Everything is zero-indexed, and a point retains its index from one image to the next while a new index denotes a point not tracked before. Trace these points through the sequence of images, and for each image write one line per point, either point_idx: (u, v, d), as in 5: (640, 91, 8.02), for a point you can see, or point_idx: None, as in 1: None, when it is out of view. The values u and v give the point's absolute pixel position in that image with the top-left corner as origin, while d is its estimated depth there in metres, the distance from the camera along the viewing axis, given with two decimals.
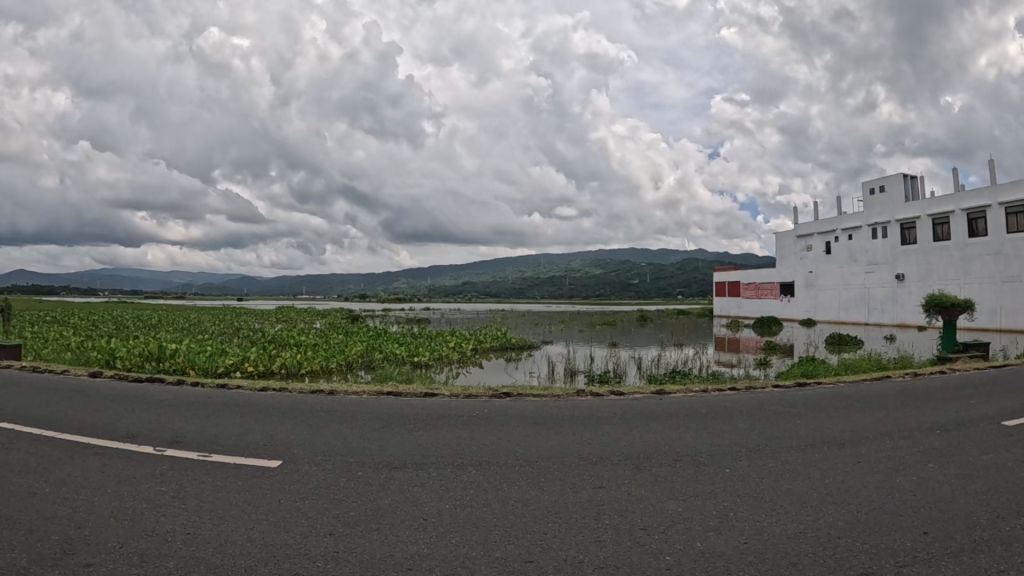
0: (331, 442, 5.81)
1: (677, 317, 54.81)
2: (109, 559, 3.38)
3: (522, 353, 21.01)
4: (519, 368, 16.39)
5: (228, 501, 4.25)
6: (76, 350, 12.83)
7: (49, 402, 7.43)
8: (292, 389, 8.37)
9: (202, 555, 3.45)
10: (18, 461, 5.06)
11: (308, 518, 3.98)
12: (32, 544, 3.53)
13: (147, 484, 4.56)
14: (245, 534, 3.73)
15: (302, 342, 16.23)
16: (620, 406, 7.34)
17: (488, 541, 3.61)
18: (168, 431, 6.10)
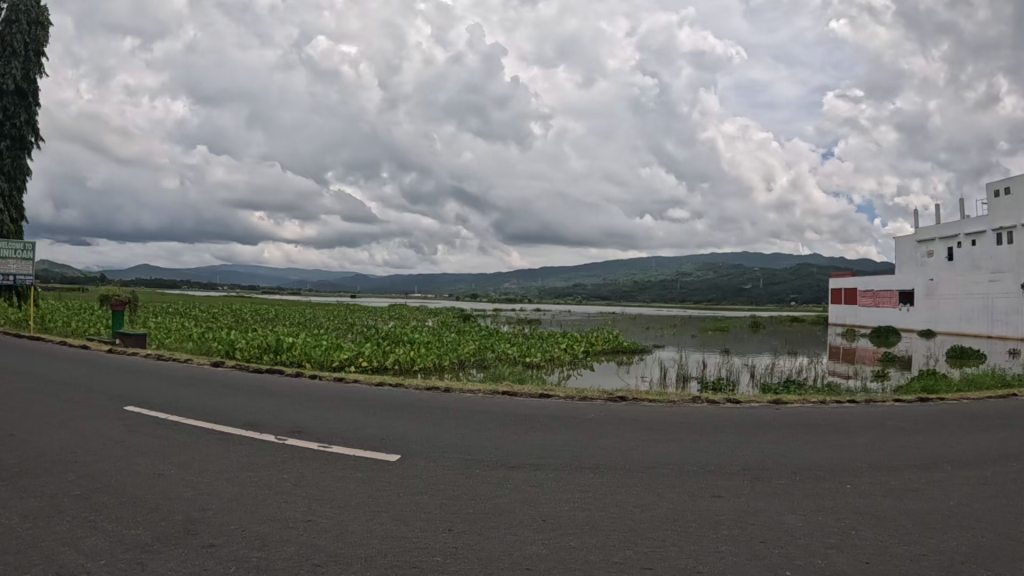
0: (449, 439, 5.93)
1: (791, 325, 52.19)
2: (231, 541, 3.56)
3: (633, 358, 20.58)
4: (630, 373, 16.00)
5: (348, 493, 4.38)
6: (196, 340, 13.62)
7: (176, 389, 7.93)
8: (408, 385, 8.59)
9: (322, 543, 3.58)
10: (150, 442, 5.43)
11: (427, 513, 4.07)
12: (159, 522, 3.78)
13: (270, 470, 4.79)
14: (364, 525, 3.84)
15: (416, 339, 16.64)
16: (735, 415, 7.07)
17: (605, 546, 3.58)
18: (289, 422, 6.38)
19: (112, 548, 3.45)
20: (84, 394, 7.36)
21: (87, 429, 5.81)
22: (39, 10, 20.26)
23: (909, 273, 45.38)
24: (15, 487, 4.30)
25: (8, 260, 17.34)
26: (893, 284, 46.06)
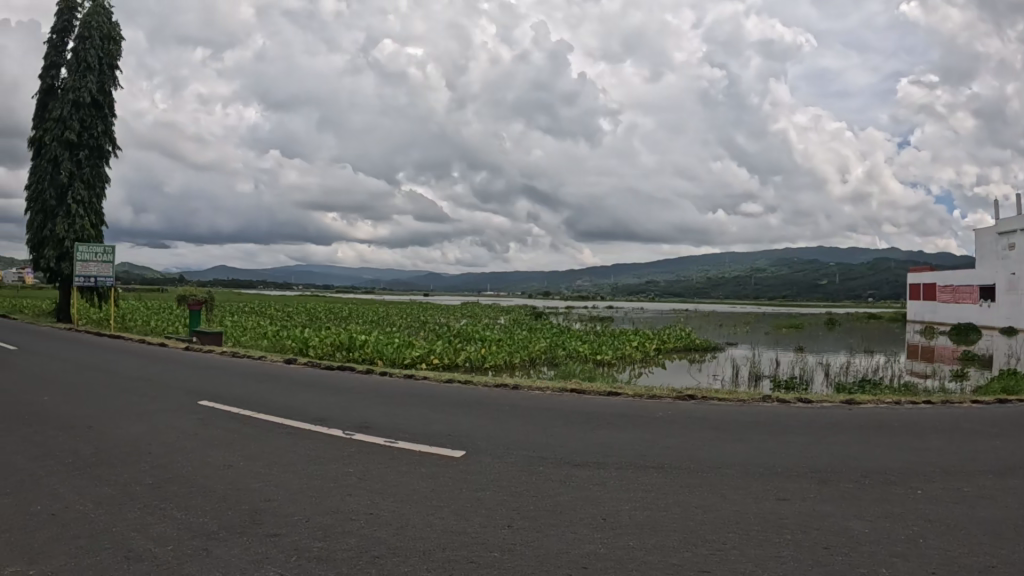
0: (514, 436, 5.96)
1: (873, 323, 49.69)
2: (293, 531, 3.68)
3: (706, 356, 20.13)
4: (703, 371, 15.68)
5: (411, 487, 4.46)
6: (271, 338, 14.04)
7: (249, 385, 8.22)
8: (478, 383, 8.66)
9: (382, 535, 3.65)
10: (223, 436, 5.65)
11: (488, 508, 4.10)
12: (226, 512, 3.94)
13: (335, 464, 4.92)
14: (425, 519, 3.90)
15: (488, 337, 16.75)
16: (806, 415, 6.85)
17: (664, 547, 3.53)
18: (357, 417, 6.53)
19: (179, 535, 3.61)
20: (164, 389, 7.71)
21: (165, 422, 6.10)
22: (111, 25, 21.16)
23: (991, 267, 42.75)
24: (94, 476, 4.56)
25: (89, 263, 18.29)
26: (975, 278, 43.58)
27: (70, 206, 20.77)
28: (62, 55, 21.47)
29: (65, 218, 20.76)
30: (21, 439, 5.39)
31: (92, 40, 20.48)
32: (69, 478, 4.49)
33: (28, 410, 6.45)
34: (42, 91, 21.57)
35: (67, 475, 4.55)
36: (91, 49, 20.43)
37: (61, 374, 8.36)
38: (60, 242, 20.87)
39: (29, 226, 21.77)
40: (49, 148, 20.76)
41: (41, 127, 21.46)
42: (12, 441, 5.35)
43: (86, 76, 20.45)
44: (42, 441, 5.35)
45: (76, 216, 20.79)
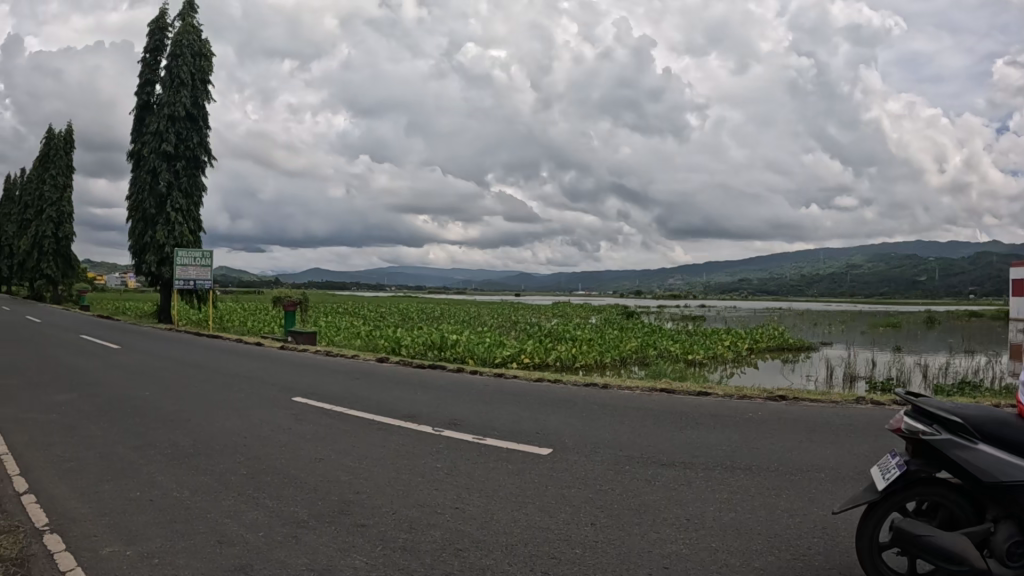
0: (601, 435, 5.92)
1: (971, 321, 46.55)
2: (380, 522, 3.80)
3: (800, 355, 19.41)
4: (796, 371, 15.14)
5: (497, 483, 4.52)
6: (365, 337, 14.45)
7: (344, 382, 8.51)
8: (568, 382, 8.67)
9: (466, 529, 3.72)
10: (317, 430, 5.87)
11: (572, 506, 4.10)
12: (316, 502, 4.10)
13: (423, 459, 5.03)
14: (510, 515, 3.94)
15: (579, 337, 16.69)
16: (901, 418, 6.50)
17: (746, 550, 3.43)
18: (448, 414, 6.67)
19: (270, 522, 3.80)
20: (261, 385, 8.08)
21: (260, 417, 6.40)
22: (201, 43, 22.56)
23: None
24: (191, 466, 4.84)
25: (187, 267, 19.40)
26: None
27: (169, 215, 21.95)
28: (156, 73, 22.93)
29: (164, 226, 21.94)
30: (127, 430, 5.78)
31: (184, 57, 21.88)
32: (167, 468, 4.79)
33: (136, 404, 6.91)
34: (138, 108, 23.01)
35: (167, 465, 4.86)
36: (184, 66, 21.84)
37: (165, 371, 8.88)
38: (160, 249, 22.03)
39: (131, 235, 22.90)
40: (147, 160, 22.00)
41: (138, 142, 22.88)
42: (119, 432, 5.75)
43: (179, 91, 21.79)
44: (146, 433, 5.73)
45: (175, 224, 21.98)
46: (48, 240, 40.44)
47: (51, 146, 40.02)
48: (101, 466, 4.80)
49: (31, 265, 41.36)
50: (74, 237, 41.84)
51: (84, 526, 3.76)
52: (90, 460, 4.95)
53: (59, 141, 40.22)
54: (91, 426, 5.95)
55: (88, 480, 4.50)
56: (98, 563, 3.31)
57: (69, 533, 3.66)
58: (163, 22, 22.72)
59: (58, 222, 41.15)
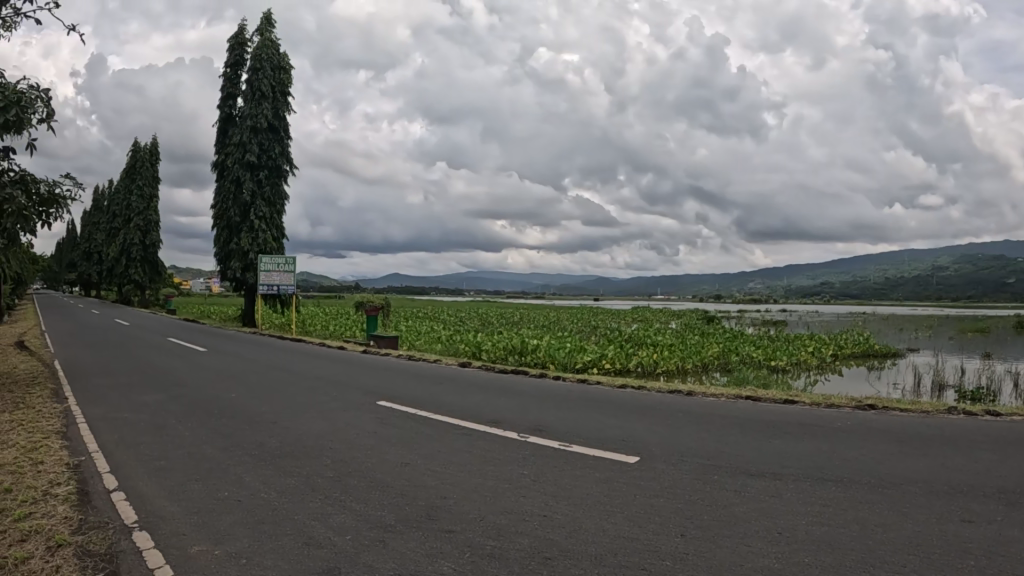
0: (687, 442, 5.82)
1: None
2: (468, 529, 3.83)
3: (886, 362, 18.59)
4: (883, 378, 14.48)
5: (583, 492, 4.48)
6: (446, 342, 14.63)
7: (427, 386, 8.66)
8: (651, 388, 8.56)
9: (555, 538, 3.71)
10: (402, 434, 6.01)
11: (657, 516, 4.02)
12: (406, 507, 4.18)
13: (510, 466, 5.06)
14: (598, 524, 3.90)
15: (660, 342, 16.42)
16: (1000, 429, 6.13)
17: (839, 566, 3.30)
18: (531, 420, 6.69)
19: (357, 526, 3.89)
20: (344, 389, 8.29)
21: (344, 421, 6.57)
22: (280, 56, 23.29)
23: None
24: (276, 467, 5.01)
25: (272, 273, 20.15)
26: None
27: (253, 222, 22.93)
28: (237, 86, 23.83)
29: (248, 233, 22.92)
30: (215, 431, 6.03)
31: (263, 71, 22.60)
32: (254, 470, 4.96)
33: (226, 405, 7.20)
34: (222, 120, 23.98)
35: (252, 466, 5.04)
36: (264, 79, 22.54)
37: (252, 374, 9.22)
38: (245, 255, 23.07)
39: (216, 241, 24.04)
40: (231, 170, 22.86)
41: (223, 152, 23.83)
42: (211, 433, 6.00)
43: (261, 103, 22.53)
44: (234, 434, 5.95)
45: (258, 231, 22.94)
46: (135, 248, 42.60)
47: (138, 159, 42.94)
48: (198, 466, 5.02)
49: (119, 270, 43.69)
50: (160, 245, 43.96)
51: (172, 524, 3.88)
52: (181, 460, 5.17)
53: (144, 154, 43.09)
54: (180, 427, 6.23)
55: (178, 480, 4.70)
56: (187, 560, 3.43)
57: (160, 530, 3.80)
58: (241, 37, 23.58)
59: (145, 230, 43.38)
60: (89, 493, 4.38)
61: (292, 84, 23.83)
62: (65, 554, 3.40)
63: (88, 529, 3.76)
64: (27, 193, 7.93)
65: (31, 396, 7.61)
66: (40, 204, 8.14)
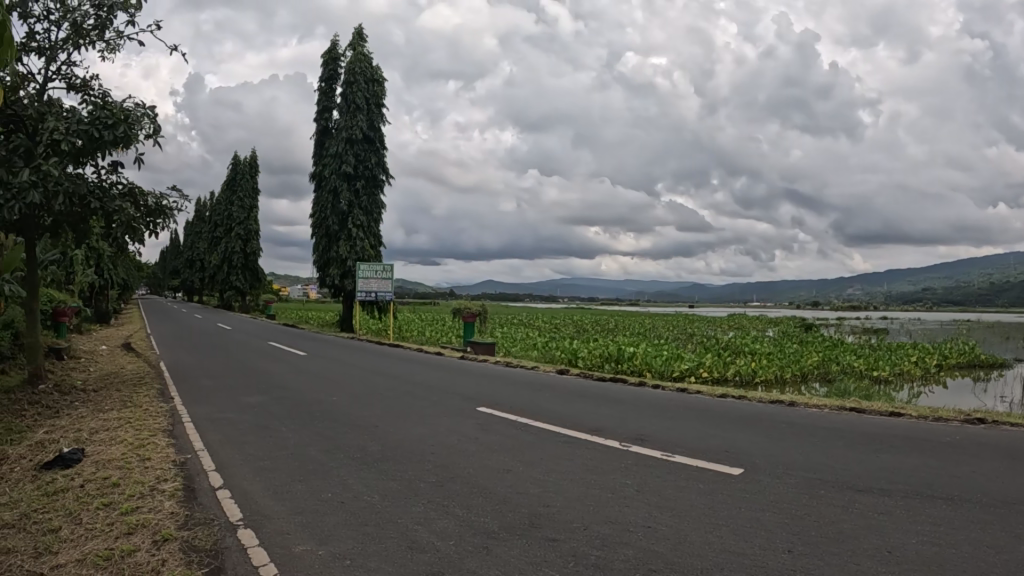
0: (791, 455, 5.61)
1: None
2: (570, 537, 3.72)
3: (997, 373, 17.48)
4: (992, 390, 13.64)
5: (688, 503, 4.32)
6: (542, 348, 14.67)
7: (524, 393, 8.71)
8: (752, 398, 8.32)
9: (659, 549, 3.56)
10: (501, 441, 6.06)
11: (767, 532, 3.81)
12: (508, 513, 4.13)
13: (613, 475, 4.96)
14: (702, 537, 3.72)
15: (757, 350, 15.93)
16: None
17: None
18: (632, 429, 6.61)
19: (461, 532, 3.82)
20: (445, 395, 8.45)
21: (444, 426, 6.69)
22: (373, 68, 23.91)
23: None
24: (378, 471, 5.13)
25: (370, 279, 20.70)
26: None
27: (351, 230, 23.68)
28: (332, 99, 24.68)
29: (346, 241, 23.69)
30: (319, 434, 6.27)
31: (357, 84, 23.28)
32: (355, 472, 5.11)
33: (327, 409, 7.46)
34: (318, 132, 24.91)
35: (354, 469, 5.20)
36: (358, 92, 23.23)
37: (354, 378, 9.53)
38: (344, 262, 23.82)
39: (315, 249, 24.95)
40: (330, 180, 23.70)
41: (321, 164, 24.72)
42: (314, 436, 6.22)
43: (356, 115, 23.24)
44: (337, 438, 6.15)
45: (356, 239, 23.68)
46: (236, 256, 44.69)
47: (238, 173, 45.36)
48: (301, 468, 5.21)
49: (221, 278, 45.84)
50: (260, 252, 45.69)
51: (274, 523, 4.01)
52: (284, 461, 5.39)
53: (243, 166, 45.46)
54: (282, 428, 6.52)
55: (281, 480, 4.91)
56: (290, 559, 3.49)
57: (263, 529, 3.92)
58: (335, 51, 24.39)
59: (245, 240, 45.41)
60: (194, 489, 4.64)
61: (386, 95, 24.45)
62: (171, 549, 3.57)
63: (192, 525, 3.95)
64: (135, 205, 8.57)
65: (139, 395, 8.11)
66: (148, 215, 8.78)
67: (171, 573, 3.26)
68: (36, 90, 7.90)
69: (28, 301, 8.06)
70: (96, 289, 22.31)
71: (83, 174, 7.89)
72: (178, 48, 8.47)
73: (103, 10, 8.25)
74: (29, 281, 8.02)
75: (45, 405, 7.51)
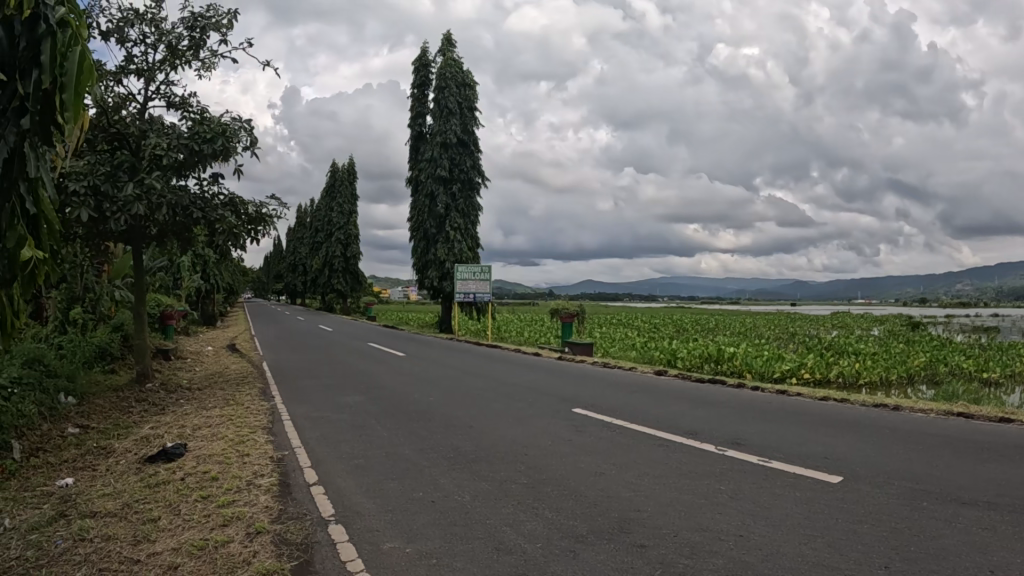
0: (894, 463, 5.31)
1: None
2: (660, 544, 3.64)
3: None
4: None
5: (783, 512, 4.14)
6: (641, 348, 14.46)
7: (618, 395, 8.61)
8: (854, 401, 7.92)
9: (749, 559, 3.43)
10: (594, 443, 6.01)
11: (865, 545, 3.61)
12: (596, 517, 4.09)
13: (707, 481, 4.83)
14: (795, 549, 3.56)
15: (861, 350, 15.20)
16: None
17: None
18: (729, 432, 6.42)
19: (548, 534, 3.82)
20: (541, 396, 8.47)
21: (538, 428, 6.70)
22: (464, 73, 24.25)
23: None
24: (471, 471, 5.19)
25: (467, 282, 20.92)
26: None
27: (448, 233, 24.04)
28: (425, 106, 25.22)
29: (445, 244, 24.10)
30: (414, 434, 6.40)
31: (449, 89, 23.72)
32: (448, 471, 5.20)
33: (423, 408, 7.61)
34: (413, 138, 25.50)
35: (446, 468, 5.29)
36: (450, 96, 23.68)
37: (451, 379, 9.69)
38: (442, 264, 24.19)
39: (414, 252, 25.51)
40: (426, 185, 24.23)
41: (417, 169, 25.26)
42: (408, 435, 6.36)
43: (449, 119, 23.66)
44: (431, 438, 6.27)
45: (454, 241, 24.02)
46: (338, 260, 46.15)
47: (338, 180, 46.97)
48: (395, 467, 5.34)
49: (324, 281, 47.43)
50: (360, 256, 46.90)
51: (364, 520, 4.13)
52: (377, 459, 5.54)
53: (343, 173, 47.02)
54: (378, 427, 6.72)
55: (374, 478, 5.06)
56: (378, 555, 3.58)
57: (354, 525, 4.05)
58: (425, 58, 24.88)
59: (345, 244, 46.89)
60: (289, 484, 4.84)
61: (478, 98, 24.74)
62: (264, 541, 3.74)
63: (286, 519, 4.13)
64: (237, 214, 8.96)
65: (241, 394, 8.53)
66: (249, 223, 9.18)
67: (263, 563, 3.42)
68: (138, 110, 8.45)
69: (137, 306, 8.60)
70: (204, 293, 23.52)
71: (185, 187, 8.35)
72: (268, 63, 8.83)
73: (197, 32, 8.74)
74: (137, 287, 8.55)
75: (155, 402, 8.01)
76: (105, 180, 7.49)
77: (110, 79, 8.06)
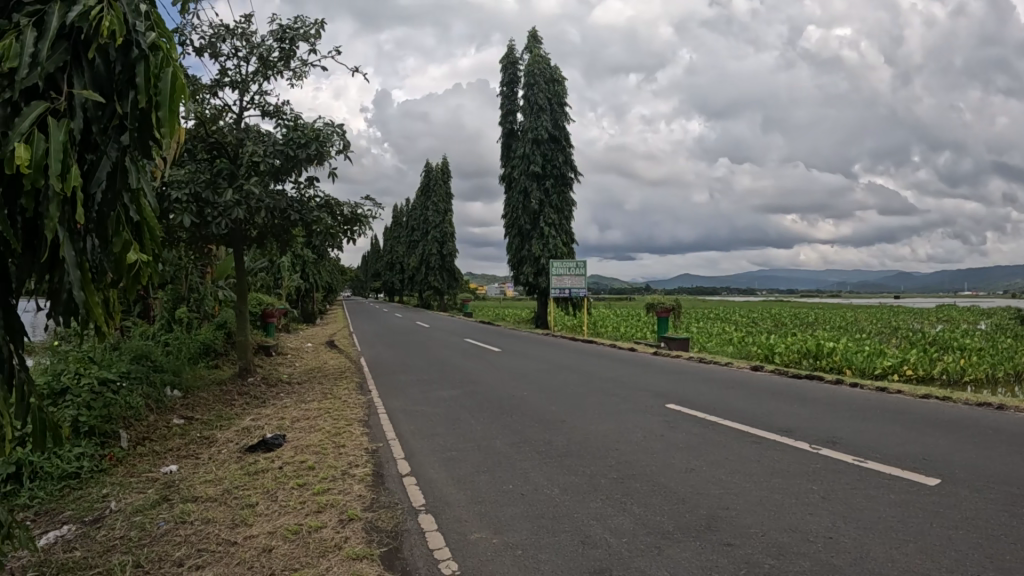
0: (1001, 465, 5.00)
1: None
2: (747, 543, 3.57)
3: None
4: None
5: (877, 515, 3.98)
6: (738, 344, 14.13)
7: (712, 390, 8.45)
8: (960, 399, 7.50)
9: (838, 562, 3.31)
10: (685, 439, 5.93)
11: (962, 551, 3.43)
12: (683, 513, 4.04)
13: (799, 480, 4.68)
14: (887, 553, 3.42)
15: (972, 345, 14.36)
16: None
17: None
18: (825, 430, 6.20)
19: (634, 530, 3.80)
20: (634, 391, 8.41)
21: (630, 423, 6.66)
22: (553, 69, 24.21)
23: None
24: (560, 466, 5.23)
25: (563, 277, 20.97)
26: None
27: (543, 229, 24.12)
28: (516, 103, 25.35)
29: (539, 240, 24.18)
30: (504, 428, 6.49)
31: (538, 85, 23.80)
32: (536, 465, 5.26)
33: (514, 403, 7.71)
34: (505, 135, 25.71)
35: (535, 462, 5.35)
36: (540, 92, 23.74)
37: (542, 374, 9.76)
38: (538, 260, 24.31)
39: (510, 249, 25.73)
40: (520, 182, 24.39)
41: (510, 166, 25.44)
42: (497, 429, 6.47)
43: (540, 116, 23.72)
44: (521, 432, 6.34)
45: (549, 237, 24.08)
46: (434, 257, 47.00)
47: (433, 180, 47.93)
48: (484, 460, 5.44)
49: (422, 278, 48.42)
50: (455, 253, 47.60)
51: (452, 511, 4.24)
52: (469, 452, 5.67)
53: (437, 172, 47.89)
54: (470, 420, 6.86)
55: (465, 470, 5.18)
56: (464, 545, 3.67)
57: (442, 515, 4.16)
58: (513, 56, 25.01)
59: (441, 242, 47.75)
60: (382, 475, 5.02)
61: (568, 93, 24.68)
62: (356, 527, 3.90)
63: (378, 507, 4.28)
64: (333, 215, 9.32)
65: (338, 388, 8.88)
66: (345, 223, 9.54)
67: (353, 549, 3.57)
68: (234, 120, 8.88)
69: (240, 304, 9.08)
70: (305, 292, 24.46)
71: (282, 191, 8.74)
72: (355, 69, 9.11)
73: (286, 43, 9.12)
74: (240, 286, 9.03)
75: (256, 396, 8.45)
76: (207, 187, 7.96)
77: (206, 93, 8.52)
